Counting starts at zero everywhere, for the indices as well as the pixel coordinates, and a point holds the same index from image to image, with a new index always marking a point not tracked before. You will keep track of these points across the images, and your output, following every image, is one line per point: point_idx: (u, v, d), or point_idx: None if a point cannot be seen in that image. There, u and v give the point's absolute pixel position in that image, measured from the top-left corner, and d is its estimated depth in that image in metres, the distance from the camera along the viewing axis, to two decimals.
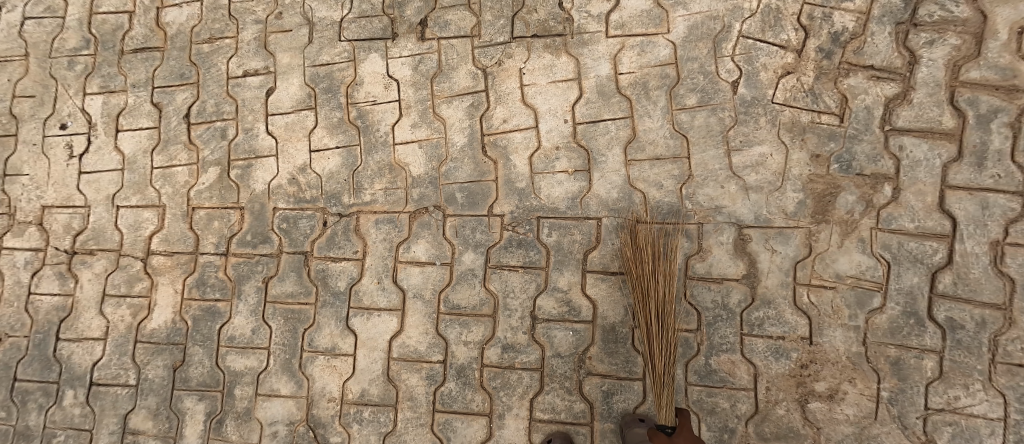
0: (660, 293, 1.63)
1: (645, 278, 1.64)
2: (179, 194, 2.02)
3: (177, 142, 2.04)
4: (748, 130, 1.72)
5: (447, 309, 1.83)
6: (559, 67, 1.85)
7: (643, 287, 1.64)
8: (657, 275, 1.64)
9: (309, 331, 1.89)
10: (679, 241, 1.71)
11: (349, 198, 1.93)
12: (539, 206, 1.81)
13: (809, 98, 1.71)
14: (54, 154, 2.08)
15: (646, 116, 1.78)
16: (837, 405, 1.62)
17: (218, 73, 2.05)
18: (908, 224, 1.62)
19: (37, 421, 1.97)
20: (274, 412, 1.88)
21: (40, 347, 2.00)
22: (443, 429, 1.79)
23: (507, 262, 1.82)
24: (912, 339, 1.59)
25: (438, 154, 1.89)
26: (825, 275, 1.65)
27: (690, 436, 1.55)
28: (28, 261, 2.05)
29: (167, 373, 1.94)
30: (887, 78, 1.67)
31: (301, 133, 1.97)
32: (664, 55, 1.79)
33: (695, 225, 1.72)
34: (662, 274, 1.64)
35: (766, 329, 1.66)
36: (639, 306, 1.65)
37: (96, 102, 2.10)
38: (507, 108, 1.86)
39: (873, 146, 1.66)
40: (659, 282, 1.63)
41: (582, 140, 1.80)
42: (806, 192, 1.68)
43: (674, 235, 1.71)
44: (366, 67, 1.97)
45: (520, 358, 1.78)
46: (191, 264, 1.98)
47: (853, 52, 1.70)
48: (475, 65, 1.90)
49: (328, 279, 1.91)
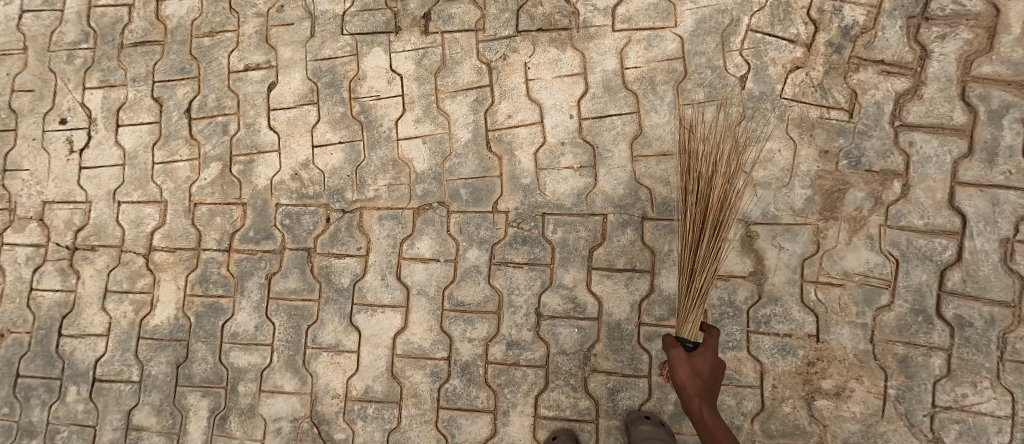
0: (716, 219, 1.49)
1: (705, 201, 1.50)
2: (181, 190, 2.00)
3: (179, 137, 2.02)
4: (756, 125, 1.70)
5: (452, 306, 1.82)
6: (565, 62, 1.82)
7: (699, 209, 1.50)
8: (719, 202, 1.49)
9: (313, 327, 1.89)
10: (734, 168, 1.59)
11: (352, 194, 1.91)
12: (544, 202, 1.80)
13: (818, 93, 1.68)
14: (53, 149, 2.07)
15: (653, 111, 1.75)
16: (844, 403, 1.61)
17: (219, 67, 2.02)
18: (917, 221, 1.60)
19: (40, 417, 1.97)
20: (278, 408, 1.88)
21: (43, 343, 2.00)
22: (448, 425, 1.79)
23: (512, 259, 1.80)
24: (920, 336, 1.58)
25: (442, 149, 1.87)
26: (833, 273, 1.64)
27: (712, 356, 1.43)
28: (29, 257, 2.04)
29: (170, 370, 1.94)
30: (898, 73, 1.65)
31: (304, 128, 1.95)
32: (672, 49, 1.76)
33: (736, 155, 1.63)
34: (723, 199, 1.50)
35: (773, 327, 1.65)
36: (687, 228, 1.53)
37: (96, 96, 2.07)
38: (512, 103, 1.84)
39: (882, 142, 1.64)
40: (718, 209, 1.49)
41: (588, 135, 1.78)
42: (815, 188, 1.66)
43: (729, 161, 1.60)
44: (369, 61, 1.95)
45: (525, 355, 1.77)
46: (194, 260, 1.97)
47: (864, 46, 1.67)
48: (480, 59, 1.88)
49: (332, 276, 1.90)
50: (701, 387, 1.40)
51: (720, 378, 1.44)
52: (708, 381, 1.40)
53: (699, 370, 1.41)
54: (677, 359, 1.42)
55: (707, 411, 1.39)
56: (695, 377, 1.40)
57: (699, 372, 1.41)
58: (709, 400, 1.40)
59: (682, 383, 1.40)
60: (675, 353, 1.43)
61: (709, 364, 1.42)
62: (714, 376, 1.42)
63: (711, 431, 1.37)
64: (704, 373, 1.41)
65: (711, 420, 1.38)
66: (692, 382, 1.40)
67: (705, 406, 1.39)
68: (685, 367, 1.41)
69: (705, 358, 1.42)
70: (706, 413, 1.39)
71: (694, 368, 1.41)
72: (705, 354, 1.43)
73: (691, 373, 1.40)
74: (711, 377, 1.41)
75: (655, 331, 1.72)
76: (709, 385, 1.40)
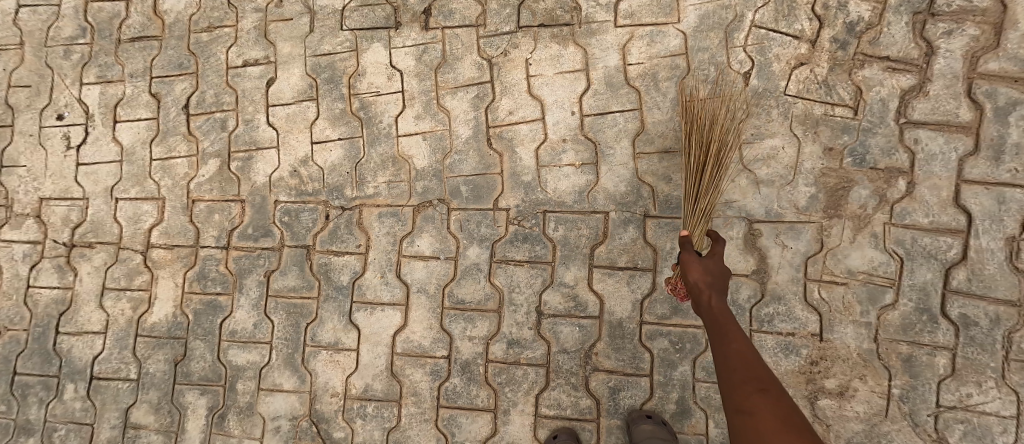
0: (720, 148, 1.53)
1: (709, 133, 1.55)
2: (179, 186, 1.98)
3: (177, 133, 2.00)
4: (760, 122, 1.68)
5: (452, 304, 1.81)
6: (566, 58, 1.80)
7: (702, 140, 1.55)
8: (722, 135, 1.54)
9: (312, 325, 1.87)
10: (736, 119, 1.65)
11: (352, 191, 1.89)
12: (545, 200, 1.78)
13: (822, 90, 1.67)
14: (50, 145, 2.05)
15: (655, 108, 1.74)
16: (847, 402, 1.60)
17: (217, 62, 2.01)
18: (922, 219, 1.59)
19: (38, 415, 1.95)
20: (276, 407, 1.86)
21: (40, 340, 1.98)
22: (448, 424, 1.78)
23: (513, 257, 1.79)
24: (925, 335, 1.57)
25: (443, 146, 1.85)
26: (837, 271, 1.62)
27: (722, 262, 1.39)
28: (26, 254, 2.02)
29: (168, 368, 1.92)
30: (903, 69, 1.63)
31: (302, 125, 1.94)
32: (675, 45, 1.74)
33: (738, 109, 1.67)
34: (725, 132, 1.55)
35: (776, 325, 1.64)
36: (691, 159, 1.55)
37: (93, 92, 2.06)
38: (513, 100, 1.82)
39: (887, 140, 1.62)
40: (722, 141, 1.54)
41: (589, 132, 1.77)
42: (818, 186, 1.64)
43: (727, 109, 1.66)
44: (369, 57, 1.93)
45: (526, 354, 1.76)
46: (192, 257, 1.95)
47: (869, 42, 1.66)
48: (480, 55, 1.86)
49: (331, 273, 1.88)
50: (712, 281, 1.35)
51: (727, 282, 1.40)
52: (719, 278, 1.35)
53: (710, 267, 1.37)
54: (687, 259, 1.39)
55: (717, 302, 1.32)
56: (706, 272, 1.36)
57: (710, 269, 1.36)
58: (720, 292, 1.34)
59: (694, 279, 1.36)
60: (686, 253, 1.39)
61: (720, 265, 1.38)
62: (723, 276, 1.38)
63: (718, 321, 1.30)
64: (714, 271, 1.36)
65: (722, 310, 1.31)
66: (703, 278, 1.35)
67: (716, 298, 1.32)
68: (697, 263, 1.37)
69: (716, 259, 1.39)
70: (717, 304, 1.31)
71: (705, 265, 1.37)
72: (714, 253, 1.40)
73: (703, 269, 1.36)
74: (721, 273, 1.37)
75: (657, 330, 1.70)
76: (719, 281, 1.36)
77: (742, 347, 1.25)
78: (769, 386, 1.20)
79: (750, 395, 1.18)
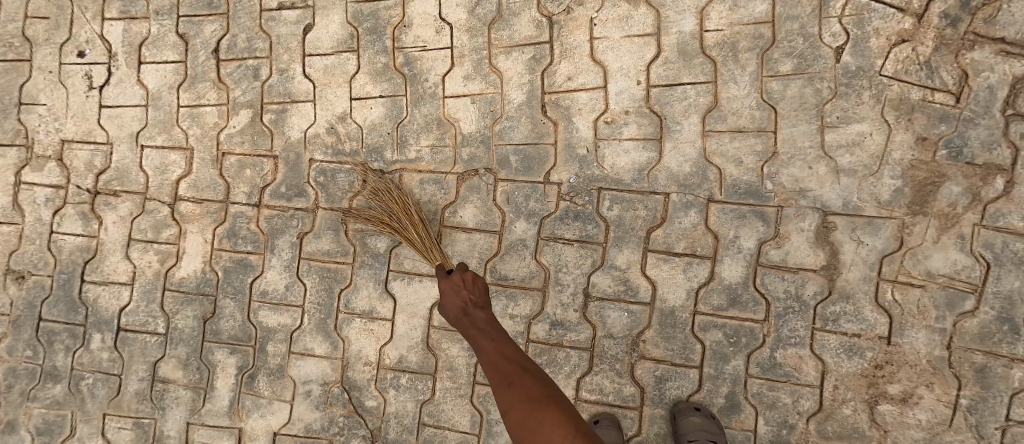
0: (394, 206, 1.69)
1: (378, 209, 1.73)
2: (208, 137, 1.87)
3: (206, 79, 1.87)
4: (848, 104, 1.53)
5: (493, 279, 1.71)
6: (636, 20, 1.63)
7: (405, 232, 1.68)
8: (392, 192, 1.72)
9: (346, 291, 1.80)
10: (737, 104, 1.58)
11: (392, 154, 1.77)
12: (601, 176, 1.65)
13: (923, 72, 1.50)
14: (71, 83, 1.92)
15: (731, 82, 1.58)
16: (910, 409, 1.52)
17: (250, 3, 1.85)
18: (1017, 223, 1.46)
19: (64, 362, 1.92)
20: (308, 371, 1.82)
21: (65, 287, 1.92)
22: (483, 401, 1.74)
23: (562, 235, 1.67)
24: (1003, 346, 1.47)
25: (492, 111, 1.71)
26: (914, 273, 1.51)
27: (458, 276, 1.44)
28: (48, 198, 1.93)
29: (197, 325, 1.87)
30: (1020, 54, 1.45)
31: (341, 78, 1.79)
32: (760, 11, 1.57)
33: (745, 93, 1.57)
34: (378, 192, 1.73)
35: (841, 325, 1.54)
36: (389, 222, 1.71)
37: (117, 28, 1.91)
38: (573, 64, 1.67)
39: (990, 133, 1.47)
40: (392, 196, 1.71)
41: (655, 105, 1.62)
42: (905, 179, 1.50)
43: (702, 95, 1.59)
44: (416, 7, 1.76)
45: (569, 336, 1.67)
46: (222, 213, 1.86)
47: (983, 21, 1.48)
48: (540, 11, 1.69)
49: (368, 240, 1.79)
50: (460, 314, 1.37)
51: (480, 287, 1.43)
52: (461, 292, 1.40)
53: (453, 299, 1.39)
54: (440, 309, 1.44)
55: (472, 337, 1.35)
56: (456, 307, 1.38)
57: (451, 300, 1.40)
58: (471, 317, 1.36)
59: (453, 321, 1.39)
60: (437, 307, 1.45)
61: (452, 285, 1.42)
62: (465, 290, 1.40)
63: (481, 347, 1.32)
64: (459, 296, 1.39)
65: (484, 327, 1.35)
66: (458, 316, 1.37)
67: (474, 319, 1.36)
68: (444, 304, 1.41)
69: (450, 288, 1.41)
70: (479, 320, 1.36)
71: (449, 306, 1.40)
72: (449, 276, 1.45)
73: (449, 307, 1.40)
74: (458, 290, 1.41)
75: (712, 321, 1.60)
76: (467, 299, 1.39)
77: (507, 353, 1.31)
78: (541, 404, 1.21)
79: (505, 394, 1.24)
